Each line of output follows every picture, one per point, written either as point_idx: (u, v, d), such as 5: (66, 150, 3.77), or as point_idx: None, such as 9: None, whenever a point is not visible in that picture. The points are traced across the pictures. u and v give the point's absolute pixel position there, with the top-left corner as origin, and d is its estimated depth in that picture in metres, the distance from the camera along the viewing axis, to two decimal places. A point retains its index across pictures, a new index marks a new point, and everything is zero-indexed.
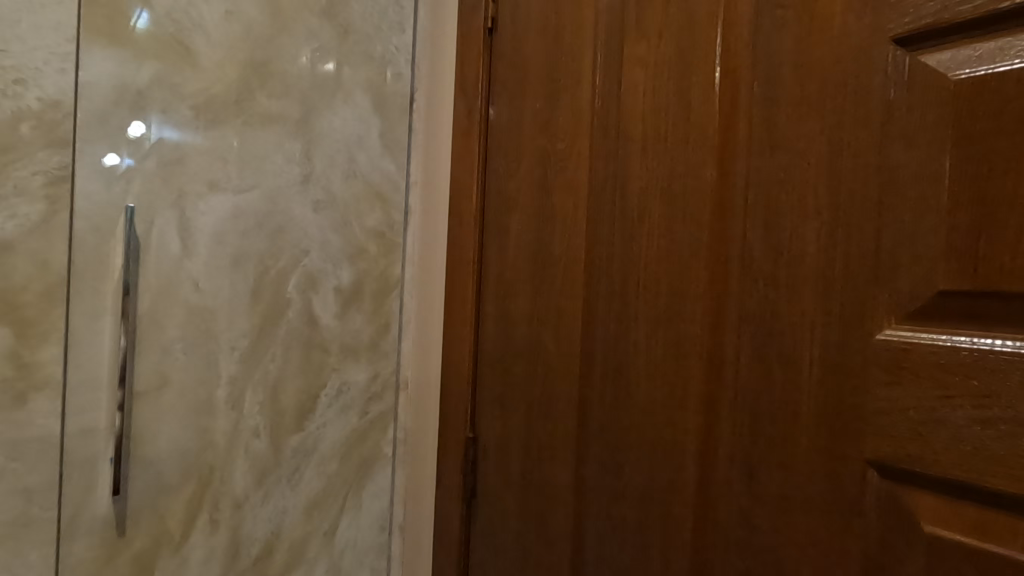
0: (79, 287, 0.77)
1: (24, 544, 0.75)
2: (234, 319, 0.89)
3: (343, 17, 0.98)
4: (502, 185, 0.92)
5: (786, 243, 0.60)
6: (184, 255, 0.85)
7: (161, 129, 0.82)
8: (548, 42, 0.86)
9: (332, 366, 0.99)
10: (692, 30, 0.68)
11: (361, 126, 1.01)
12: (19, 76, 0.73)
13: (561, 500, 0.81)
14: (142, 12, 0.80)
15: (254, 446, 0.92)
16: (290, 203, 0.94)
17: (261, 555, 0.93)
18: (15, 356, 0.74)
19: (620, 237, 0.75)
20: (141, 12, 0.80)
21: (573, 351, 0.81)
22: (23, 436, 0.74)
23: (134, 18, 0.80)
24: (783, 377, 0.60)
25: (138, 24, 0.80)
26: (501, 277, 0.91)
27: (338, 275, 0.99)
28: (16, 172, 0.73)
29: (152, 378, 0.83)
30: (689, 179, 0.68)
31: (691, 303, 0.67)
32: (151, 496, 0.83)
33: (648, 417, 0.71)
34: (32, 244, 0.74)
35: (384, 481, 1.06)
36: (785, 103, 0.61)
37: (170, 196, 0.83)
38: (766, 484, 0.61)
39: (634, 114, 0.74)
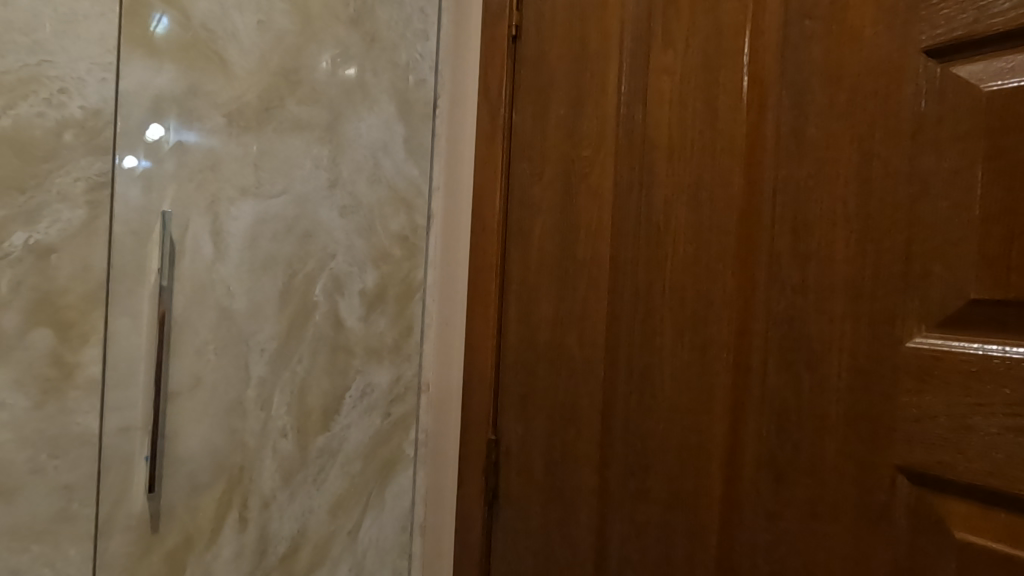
0: (118, 290, 0.79)
1: (64, 540, 0.77)
2: (263, 322, 0.91)
3: (369, 26, 1.00)
4: (525, 191, 0.93)
5: (814, 250, 0.61)
6: (216, 259, 0.87)
7: (179, 133, 0.83)
8: (573, 50, 0.87)
9: (357, 367, 1.01)
10: (719, 39, 0.69)
11: (387, 132, 1.03)
12: (63, 86, 0.75)
13: (584, 502, 0.82)
14: (162, 17, 0.81)
15: (281, 447, 0.94)
16: (317, 208, 0.95)
17: (287, 553, 0.95)
18: (57, 358, 0.76)
19: (646, 243, 0.76)
20: (161, 17, 0.81)
21: (597, 355, 0.81)
22: (64, 434, 0.76)
23: (153, 23, 0.81)
24: (811, 383, 0.60)
25: (158, 30, 0.81)
26: (524, 281, 0.93)
27: (363, 278, 1.01)
28: (59, 179, 0.75)
29: (186, 378, 0.85)
30: (716, 187, 0.69)
31: (718, 309, 0.68)
32: (183, 494, 0.85)
33: (674, 422, 0.72)
34: (74, 248, 0.76)
35: (405, 482, 1.08)
36: (813, 113, 0.61)
37: (203, 201, 0.85)
38: (793, 490, 0.62)
39: (660, 121, 0.75)
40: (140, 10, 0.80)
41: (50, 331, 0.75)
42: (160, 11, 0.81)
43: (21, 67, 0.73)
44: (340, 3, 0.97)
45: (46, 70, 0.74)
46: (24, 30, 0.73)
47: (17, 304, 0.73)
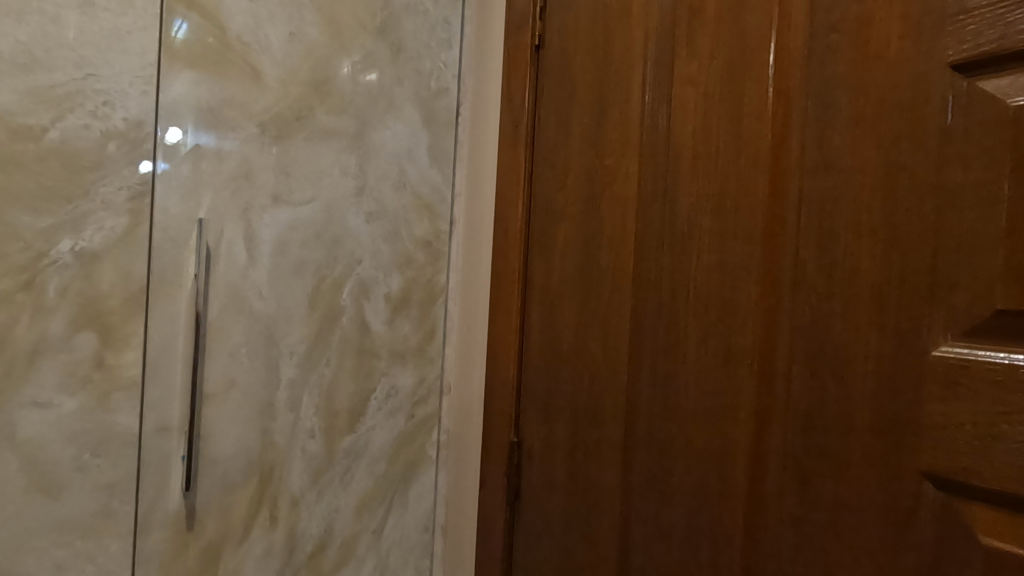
0: (157, 294, 0.82)
1: (106, 536, 0.80)
2: (292, 325, 0.93)
3: (395, 36, 1.03)
4: (548, 197, 0.95)
5: (840, 259, 0.62)
6: (249, 264, 0.89)
7: (197, 135, 0.84)
8: (597, 60, 0.88)
9: (382, 370, 1.03)
10: (744, 52, 0.71)
11: (412, 139, 1.05)
12: (107, 99, 0.78)
13: (607, 504, 0.84)
14: (182, 23, 0.83)
15: (310, 447, 0.96)
16: (345, 214, 0.98)
17: (315, 551, 0.97)
18: (101, 361, 0.79)
19: (669, 251, 0.77)
20: (181, 23, 0.83)
21: (620, 360, 0.83)
22: (107, 434, 0.79)
23: (174, 29, 0.82)
24: (837, 390, 0.62)
25: (178, 35, 0.83)
26: (547, 286, 0.94)
27: (388, 283, 1.03)
28: (103, 188, 0.78)
29: (220, 381, 0.87)
30: (741, 196, 0.70)
31: (743, 317, 0.69)
32: (217, 493, 0.88)
33: (698, 427, 0.73)
34: (116, 255, 0.79)
35: (427, 482, 1.10)
36: (839, 125, 0.62)
37: (237, 209, 0.88)
38: (818, 494, 0.63)
39: (684, 131, 0.76)
40: (179, 23, 0.82)
41: (94, 335, 0.78)
42: (181, 17, 0.83)
43: (68, 81, 0.76)
44: (367, 15, 0.99)
45: (92, 83, 0.77)
46: (71, 45, 0.76)
47: (64, 308, 0.76)
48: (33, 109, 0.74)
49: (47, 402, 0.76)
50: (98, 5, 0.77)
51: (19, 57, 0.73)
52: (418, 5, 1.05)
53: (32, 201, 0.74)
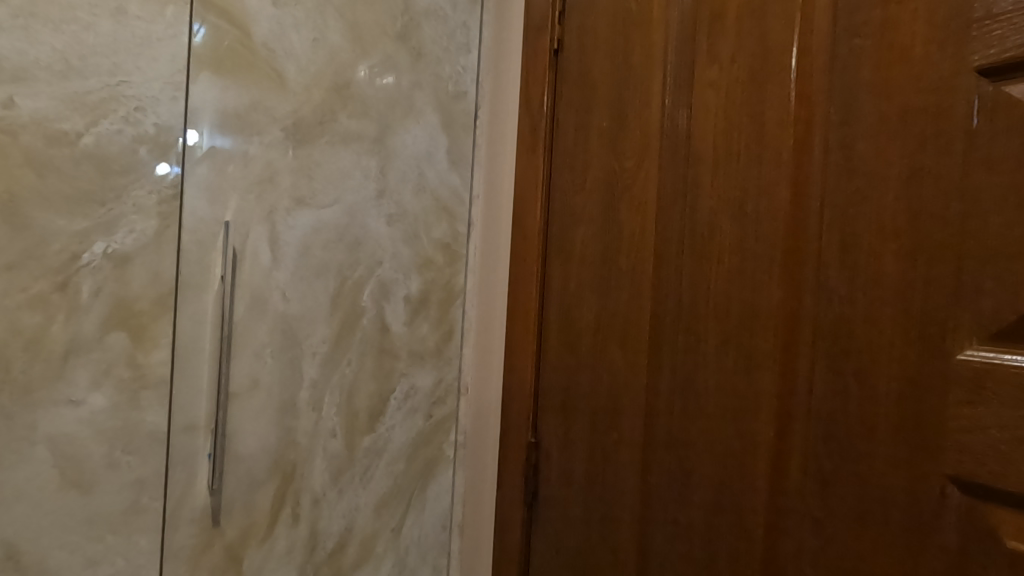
0: (185, 296, 0.84)
1: (135, 531, 0.82)
2: (315, 326, 0.95)
3: (416, 40, 1.04)
4: (567, 201, 0.95)
5: (863, 263, 0.62)
6: (273, 266, 0.91)
7: (212, 138, 0.86)
8: (616, 63, 0.89)
9: (401, 371, 1.04)
10: (766, 56, 0.71)
11: (431, 142, 1.06)
12: (139, 104, 0.80)
13: (626, 505, 0.84)
14: (199, 27, 0.84)
15: (331, 446, 0.98)
16: (366, 217, 0.99)
17: (336, 549, 0.99)
18: (132, 360, 0.81)
19: (689, 254, 0.78)
20: (198, 27, 0.84)
21: (639, 362, 0.83)
22: (137, 432, 0.81)
23: (192, 33, 0.83)
24: (860, 394, 0.62)
25: (196, 38, 0.84)
26: (565, 288, 0.95)
27: (408, 284, 1.05)
28: (135, 192, 0.80)
29: (245, 380, 0.89)
30: (763, 200, 0.70)
31: (764, 320, 0.70)
32: (242, 490, 0.90)
33: (718, 429, 0.74)
34: (147, 256, 0.81)
35: (445, 482, 1.11)
36: (862, 129, 0.63)
37: (262, 211, 0.90)
38: (840, 497, 0.63)
39: (705, 135, 0.77)
40: (204, 29, 0.84)
41: (125, 335, 0.80)
42: (198, 21, 0.84)
43: (102, 87, 0.78)
44: (388, 20, 1.01)
45: (125, 89, 0.79)
46: (105, 53, 0.78)
47: (96, 309, 0.78)
48: (69, 116, 0.76)
49: (81, 400, 0.78)
50: (130, 13, 0.79)
51: (56, 64, 0.75)
52: (438, 10, 1.07)
53: (67, 204, 0.76)
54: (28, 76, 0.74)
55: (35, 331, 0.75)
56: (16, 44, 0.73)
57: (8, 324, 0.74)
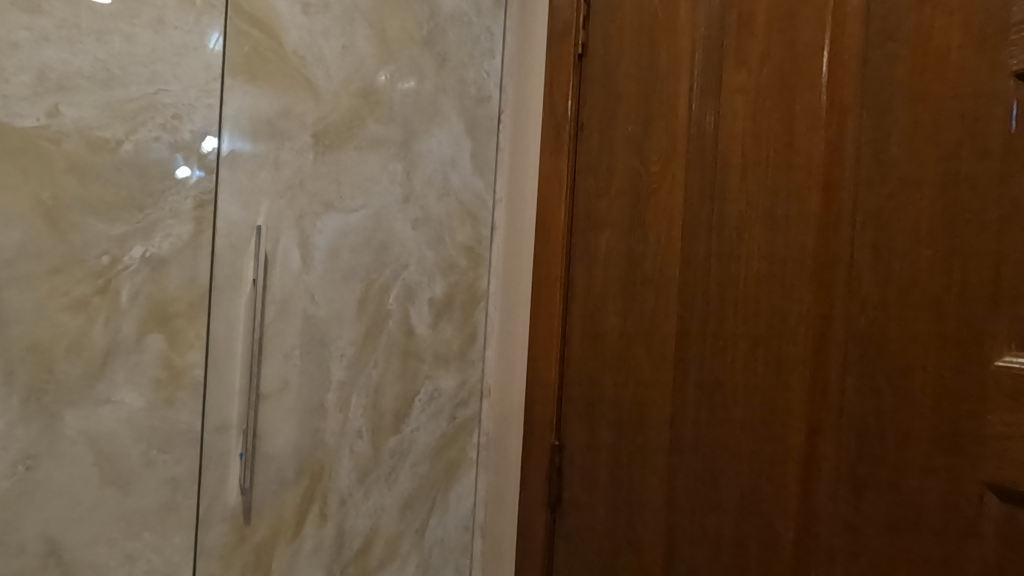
0: (219, 298, 0.86)
1: (170, 529, 0.83)
2: (342, 328, 0.97)
3: (441, 46, 1.05)
4: (591, 204, 0.96)
5: (897, 267, 0.62)
6: (303, 269, 0.93)
7: (233, 142, 0.86)
8: (642, 67, 0.89)
9: (426, 373, 1.05)
10: (796, 60, 0.71)
11: (455, 147, 1.07)
12: (176, 112, 0.82)
13: (651, 507, 0.85)
14: (217, 34, 0.85)
15: (358, 447, 0.99)
16: (392, 221, 1.01)
17: (361, 549, 1.00)
18: (168, 361, 0.83)
19: (717, 258, 0.78)
20: (216, 34, 0.84)
21: (665, 365, 0.84)
22: (172, 431, 0.83)
23: (211, 41, 0.84)
24: (893, 400, 0.62)
25: (215, 47, 0.84)
26: (590, 292, 0.95)
27: (432, 287, 1.06)
28: (172, 197, 0.82)
29: (275, 381, 0.91)
30: (793, 204, 0.70)
31: (794, 324, 0.70)
32: (271, 490, 0.91)
33: (746, 433, 0.74)
34: (182, 260, 0.83)
35: (468, 484, 1.12)
36: (896, 134, 0.63)
37: (292, 216, 0.91)
38: (873, 503, 0.63)
39: (733, 139, 0.77)
40: (224, 36, 0.85)
41: (162, 337, 0.82)
42: (218, 29, 0.85)
43: (141, 96, 0.80)
44: (415, 26, 1.02)
45: (162, 98, 0.81)
46: (144, 62, 0.80)
47: (135, 311, 0.80)
48: (110, 124, 0.78)
49: (119, 400, 0.80)
50: (168, 23, 0.81)
51: (98, 74, 0.78)
52: (462, 15, 1.08)
53: (108, 209, 0.79)
54: (72, 86, 0.76)
55: (78, 333, 0.78)
56: (60, 54, 0.76)
57: (53, 326, 0.76)
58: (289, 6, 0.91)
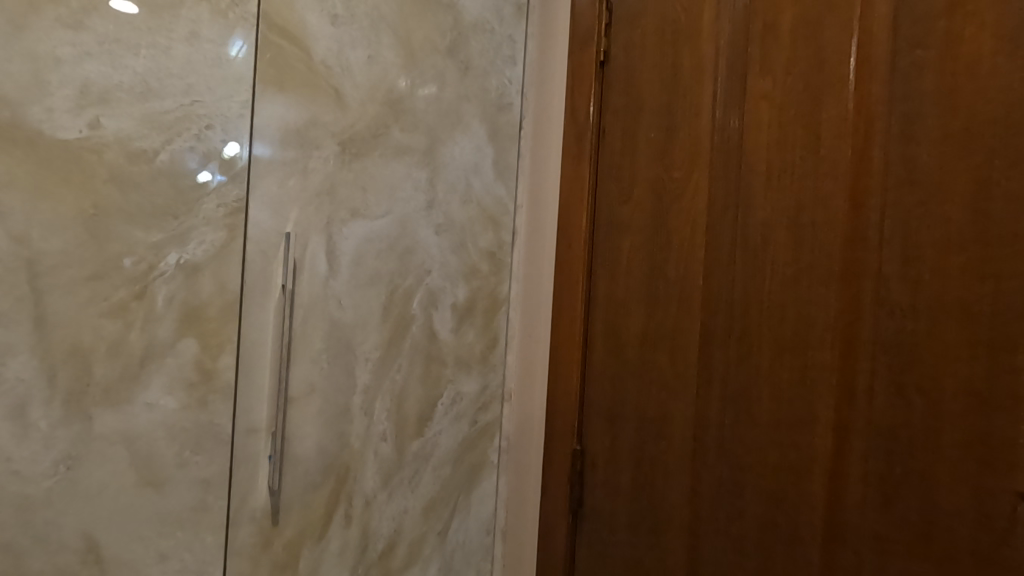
0: (248, 304, 0.88)
1: (202, 528, 0.86)
2: (367, 333, 0.98)
3: (464, 54, 1.06)
4: (613, 210, 0.96)
5: (927, 276, 0.62)
6: (330, 275, 0.95)
7: (254, 148, 0.88)
8: (665, 74, 0.90)
9: (448, 377, 1.07)
10: (822, 67, 0.71)
11: (478, 154, 1.08)
12: (210, 123, 0.84)
13: (674, 513, 0.85)
14: (240, 43, 0.86)
15: (382, 449, 1.00)
16: (416, 227, 1.02)
17: (385, 550, 1.01)
18: (200, 365, 0.85)
19: (742, 264, 0.78)
20: (239, 43, 0.86)
21: (689, 371, 0.84)
22: (204, 433, 0.85)
23: (233, 49, 0.86)
24: (923, 409, 0.62)
25: (237, 55, 0.86)
26: (611, 297, 0.95)
27: (455, 292, 1.07)
28: (205, 206, 0.84)
29: (302, 385, 0.93)
30: (819, 211, 0.70)
31: (820, 332, 0.70)
32: (299, 491, 0.93)
33: (771, 440, 0.74)
34: (215, 266, 0.85)
35: (489, 487, 1.13)
36: (925, 141, 0.63)
37: (320, 223, 0.93)
38: (902, 512, 0.63)
39: (757, 145, 0.77)
40: (245, 45, 0.87)
41: (195, 341, 0.84)
42: (242, 38, 0.86)
43: (177, 107, 0.82)
44: (438, 36, 1.04)
45: (197, 109, 0.84)
46: (180, 75, 0.83)
47: (170, 316, 0.83)
48: (147, 134, 0.81)
49: (155, 402, 0.82)
50: (203, 36, 0.84)
51: (137, 87, 0.80)
52: (485, 24, 1.09)
53: (145, 217, 0.81)
54: (112, 98, 0.79)
55: (116, 337, 0.80)
56: (101, 68, 0.78)
57: (92, 331, 0.79)
58: (318, 17, 0.93)
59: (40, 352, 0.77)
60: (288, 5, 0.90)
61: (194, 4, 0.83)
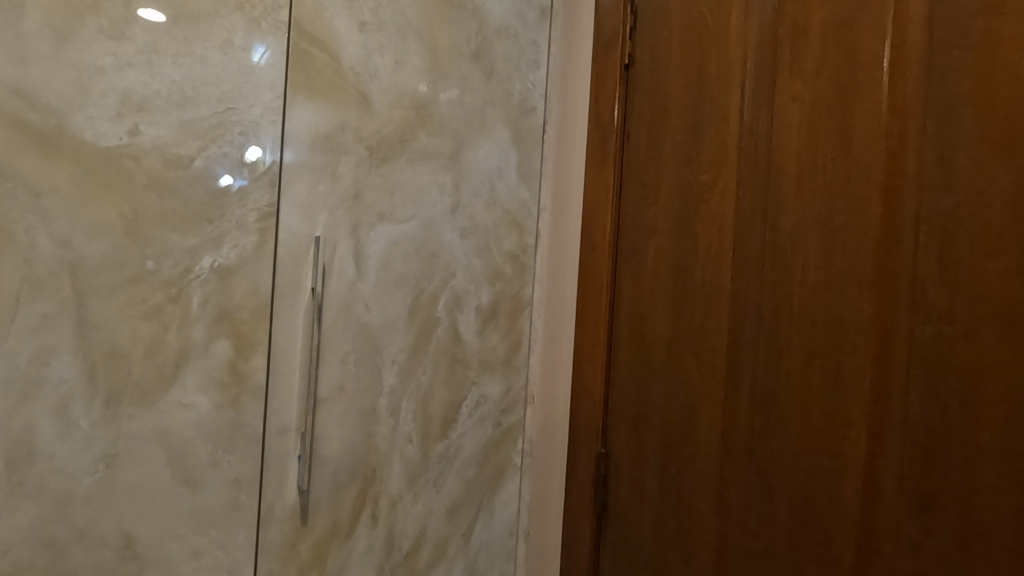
0: (280, 306, 0.90)
1: (234, 526, 0.87)
2: (393, 335, 0.99)
3: (488, 59, 1.07)
4: (638, 214, 0.96)
5: (966, 280, 0.61)
6: (357, 278, 0.96)
7: (275, 153, 0.89)
8: (692, 77, 0.89)
9: (472, 379, 1.07)
10: (854, 69, 0.70)
11: (502, 158, 1.09)
12: (243, 129, 0.86)
13: (702, 517, 0.84)
14: (262, 49, 0.87)
15: (408, 451, 1.01)
16: (441, 230, 1.03)
17: (411, 551, 1.02)
18: (233, 366, 0.87)
19: (771, 268, 0.77)
20: (262, 49, 0.87)
21: (716, 374, 0.83)
22: (237, 433, 0.87)
23: (255, 55, 0.87)
24: (961, 414, 0.61)
25: (260, 61, 0.87)
26: (637, 300, 0.95)
27: (479, 295, 1.08)
28: (238, 211, 0.86)
29: (331, 386, 0.94)
30: (852, 213, 0.70)
31: (854, 336, 0.69)
32: (327, 491, 0.94)
33: (802, 446, 0.73)
34: (247, 269, 0.87)
35: (512, 490, 1.13)
36: (962, 143, 0.62)
37: (348, 227, 0.95)
38: (939, 520, 0.62)
39: (787, 148, 0.76)
40: (268, 52, 0.88)
41: (228, 343, 0.86)
42: (264, 44, 0.88)
43: (212, 114, 0.84)
44: (464, 41, 1.05)
45: (231, 116, 0.86)
46: (215, 83, 0.85)
47: (204, 318, 0.85)
48: (184, 141, 0.83)
49: (190, 402, 0.84)
50: (236, 44, 0.86)
51: (174, 95, 0.82)
52: (509, 29, 1.10)
53: (181, 222, 0.83)
54: (150, 107, 0.81)
55: (153, 339, 0.82)
56: (141, 77, 0.81)
57: (131, 332, 0.81)
58: (346, 24, 0.94)
59: (82, 353, 0.79)
60: (318, 13, 0.92)
61: (229, 13, 0.85)
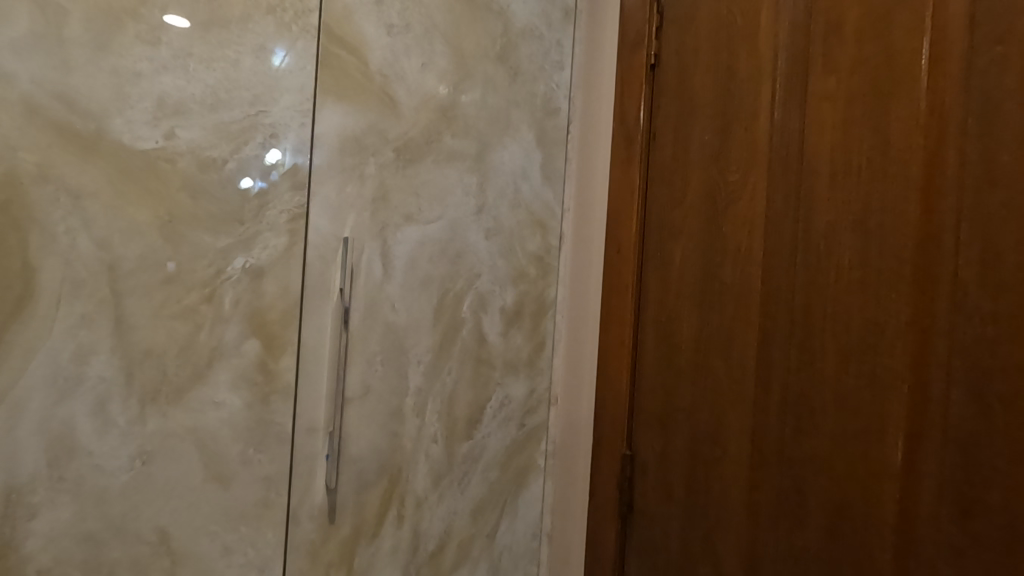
0: (309, 307, 0.91)
1: (264, 524, 0.88)
2: (419, 335, 1.00)
3: (513, 60, 1.08)
4: (665, 214, 0.96)
5: (1009, 280, 0.59)
6: (384, 279, 0.97)
7: (295, 156, 0.89)
8: (720, 77, 0.89)
9: (497, 380, 1.07)
10: (891, 66, 0.69)
11: (526, 159, 1.09)
12: (274, 132, 0.88)
13: (731, 520, 0.83)
14: (282, 52, 0.88)
15: (433, 451, 1.02)
16: (466, 231, 1.03)
17: (435, 550, 1.02)
18: (263, 365, 0.88)
19: (803, 269, 0.76)
20: (281, 52, 0.88)
21: (745, 376, 0.82)
22: (267, 432, 0.88)
23: (275, 59, 0.88)
24: (1005, 419, 0.59)
25: (280, 65, 0.88)
26: (663, 301, 0.95)
27: (503, 296, 1.08)
28: (270, 212, 0.88)
29: (358, 386, 0.95)
30: (889, 213, 0.68)
31: (890, 338, 0.68)
32: (354, 490, 0.95)
33: (836, 449, 0.72)
34: (277, 270, 0.88)
35: (536, 491, 1.13)
36: (1007, 139, 0.60)
37: (375, 228, 0.96)
38: (983, 528, 0.60)
39: (820, 147, 0.75)
40: (287, 55, 0.88)
41: (258, 342, 0.87)
42: (284, 47, 0.88)
43: (244, 117, 0.86)
44: (489, 43, 1.05)
45: (262, 119, 0.87)
46: (247, 87, 0.86)
47: (236, 318, 0.86)
48: (217, 143, 0.84)
49: (222, 401, 0.85)
50: (268, 49, 0.87)
51: (208, 98, 0.84)
52: (534, 30, 1.10)
53: (214, 223, 0.84)
54: (185, 110, 0.83)
55: (187, 338, 0.83)
56: (176, 81, 0.82)
57: (166, 331, 0.83)
58: (374, 27, 0.95)
59: (119, 352, 0.80)
60: (348, 16, 0.93)
61: (261, 18, 0.87)
